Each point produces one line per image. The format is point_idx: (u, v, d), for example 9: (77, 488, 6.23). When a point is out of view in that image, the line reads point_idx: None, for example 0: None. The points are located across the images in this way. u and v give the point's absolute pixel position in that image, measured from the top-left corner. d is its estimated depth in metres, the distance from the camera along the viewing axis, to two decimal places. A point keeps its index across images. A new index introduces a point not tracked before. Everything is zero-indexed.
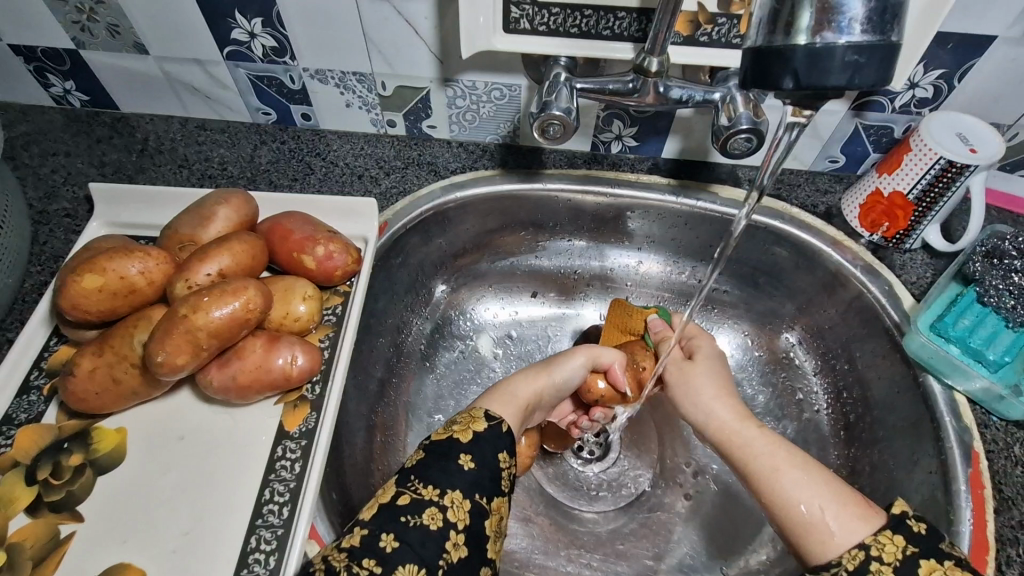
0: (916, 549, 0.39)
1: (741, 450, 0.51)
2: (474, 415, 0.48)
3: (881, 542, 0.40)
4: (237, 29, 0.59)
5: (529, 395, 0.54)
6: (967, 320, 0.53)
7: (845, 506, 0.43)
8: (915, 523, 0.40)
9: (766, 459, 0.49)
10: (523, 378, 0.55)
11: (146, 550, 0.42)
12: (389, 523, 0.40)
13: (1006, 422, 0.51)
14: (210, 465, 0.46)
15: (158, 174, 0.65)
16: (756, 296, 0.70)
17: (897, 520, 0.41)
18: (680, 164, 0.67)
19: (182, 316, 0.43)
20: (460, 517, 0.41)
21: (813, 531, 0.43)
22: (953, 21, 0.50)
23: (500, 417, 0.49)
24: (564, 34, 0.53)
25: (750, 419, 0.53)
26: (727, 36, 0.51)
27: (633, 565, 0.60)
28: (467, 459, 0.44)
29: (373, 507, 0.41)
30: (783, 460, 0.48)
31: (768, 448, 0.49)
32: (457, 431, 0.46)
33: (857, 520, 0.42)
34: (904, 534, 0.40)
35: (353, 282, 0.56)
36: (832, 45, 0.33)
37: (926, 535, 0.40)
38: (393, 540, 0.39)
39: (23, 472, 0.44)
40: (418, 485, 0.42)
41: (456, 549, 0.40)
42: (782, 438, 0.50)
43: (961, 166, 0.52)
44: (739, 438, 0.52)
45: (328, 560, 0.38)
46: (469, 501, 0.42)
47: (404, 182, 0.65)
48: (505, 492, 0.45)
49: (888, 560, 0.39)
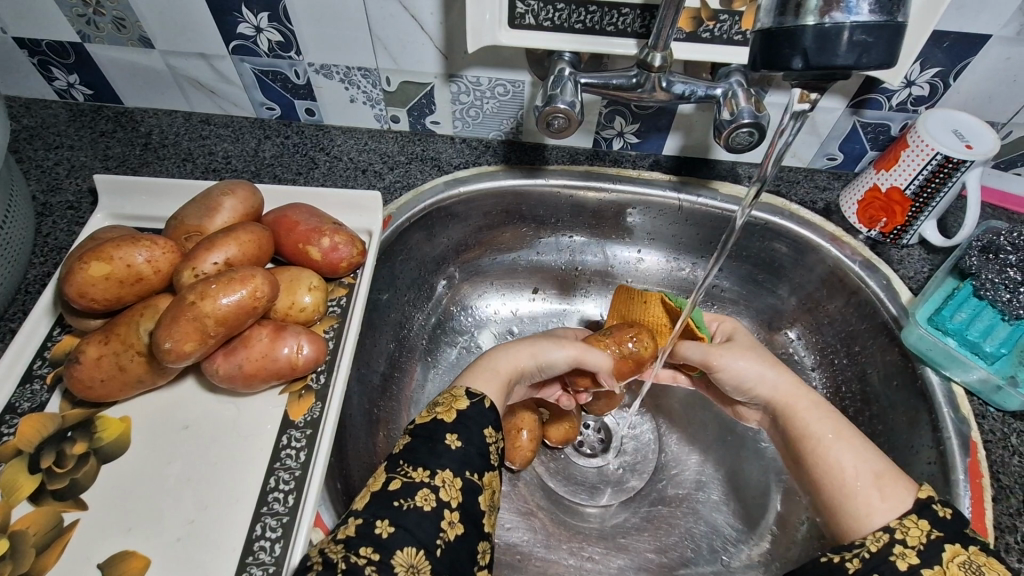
0: (941, 533, 0.39)
1: (801, 414, 0.51)
2: (456, 393, 0.48)
3: (906, 525, 0.40)
4: (243, 24, 0.59)
5: (512, 370, 0.53)
6: (964, 313, 0.54)
7: (893, 479, 0.44)
8: (942, 508, 0.41)
9: (826, 425, 0.49)
10: (507, 353, 0.54)
11: (150, 539, 0.42)
12: (383, 510, 0.40)
13: (1003, 413, 0.52)
14: (215, 454, 0.46)
15: (162, 167, 0.65)
16: (756, 293, 0.71)
17: (923, 505, 0.41)
18: (681, 161, 0.68)
19: (190, 303, 0.44)
20: (453, 496, 0.41)
21: (862, 497, 0.44)
22: (948, 19, 0.52)
23: (482, 393, 0.48)
24: (568, 29, 0.54)
25: (806, 386, 0.54)
26: (729, 32, 0.52)
27: (634, 558, 0.60)
28: (453, 438, 0.44)
29: (365, 497, 0.41)
30: (840, 430, 0.49)
31: (825, 418, 0.50)
32: (441, 413, 0.46)
33: (906, 493, 0.43)
34: (930, 519, 0.40)
35: (358, 273, 0.56)
36: (840, 25, 0.34)
37: (951, 520, 0.40)
38: (389, 526, 0.39)
39: (25, 460, 0.44)
40: (407, 470, 0.42)
41: (451, 527, 0.40)
42: (837, 411, 0.51)
43: (958, 162, 0.53)
44: (801, 402, 0.52)
45: (326, 553, 0.38)
46: (460, 479, 0.42)
47: (408, 177, 0.66)
48: (494, 467, 0.45)
49: (913, 543, 0.39)
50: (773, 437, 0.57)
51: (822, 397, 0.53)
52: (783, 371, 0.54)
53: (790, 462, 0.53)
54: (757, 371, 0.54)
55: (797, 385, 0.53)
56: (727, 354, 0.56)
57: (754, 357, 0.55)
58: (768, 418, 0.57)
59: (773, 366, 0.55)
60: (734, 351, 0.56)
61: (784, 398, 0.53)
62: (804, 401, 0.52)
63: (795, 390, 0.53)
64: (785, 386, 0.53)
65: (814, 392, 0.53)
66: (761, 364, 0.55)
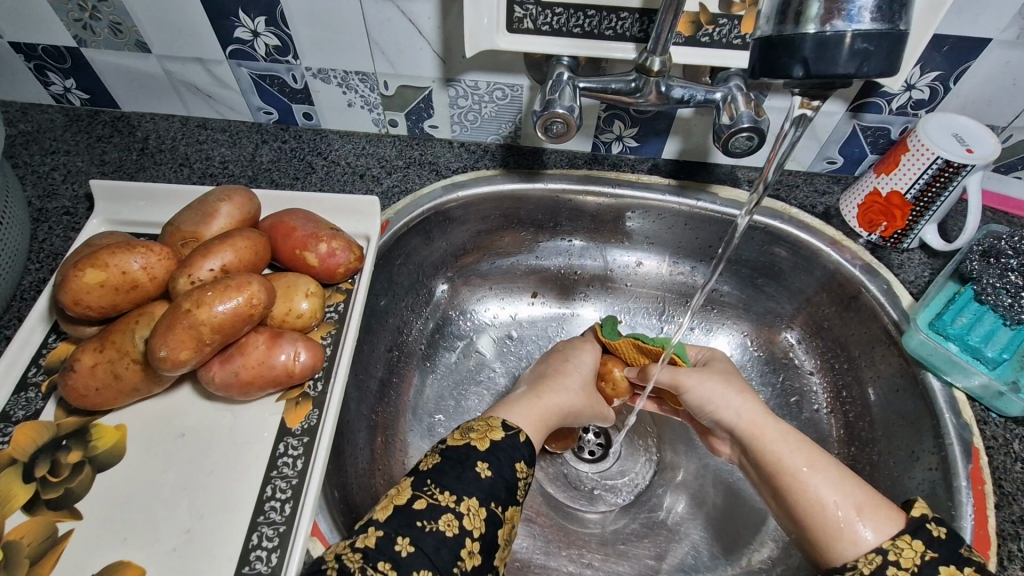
0: (935, 554, 0.39)
1: (770, 444, 0.51)
2: (491, 423, 0.48)
3: (899, 546, 0.40)
4: (240, 28, 0.59)
5: (558, 414, 0.54)
6: (965, 318, 0.54)
7: (877, 509, 0.44)
8: (935, 527, 0.41)
9: (800, 457, 0.49)
10: (559, 394, 0.55)
11: (146, 549, 0.42)
12: (404, 528, 0.39)
13: (1005, 419, 0.52)
14: (211, 463, 0.46)
15: (159, 172, 0.64)
16: (755, 297, 0.71)
17: (917, 524, 0.41)
18: (680, 165, 0.68)
19: (185, 311, 0.43)
20: (476, 525, 0.41)
21: (847, 534, 0.43)
22: (948, 23, 0.51)
23: (517, 427, 0.48)
24: (567, 34, 0.54)
25: (771, 414, 0.53)
26: (728, 36, 0.52)
27: (634, 565, 0.59)
28: (484, 466, 0.44)
29: (387, 508, 0.41)
30: (815, 462, 0.48)
31: (797, 449, 0.49)
32: (474, 439, 0.46)
33: (891, 527, 0.42)
34: (924, 540, 0.40)
35: (355, 279, 0.56)
36: (841, 33, 0.34)
37: (946, 540, 0.40)
38: (409, 544, 0.39)
39: (20, 469, 0.43)
40: (434, 490, 0.42)
41: (470, 557, 0.40)
42: (808, 439, 0.50)
43: (958, 166, 0.53)
44: (769, 432, 0.51)
45: (342, 559, 0.38)
46: (485, 509, 0.42)
47: (406, 181, 0.65)
48: (517, 501, 0.45)
49: (906, 565, 0.39)
50: (743, 467, 0.57)
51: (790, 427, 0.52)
52: (749, 399, 0.55)
53: (764, 495, 0.52)
54: (721, 394, 0.55)
55: (766, 415, 0.53)
56: (696, 374, 0.57)
57: (721, 381, 0.56)
58: (737, 448, 0.56)
59: (740, 392, 0.55)
60: (705, 373, 0.57)
61: (750, 427, 0.53)
62: (773, 431, 0.51)
63: (762, 419, 0.53)
64: (752, 415, 0.53)
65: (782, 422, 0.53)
66: (727, 388, 0.55)
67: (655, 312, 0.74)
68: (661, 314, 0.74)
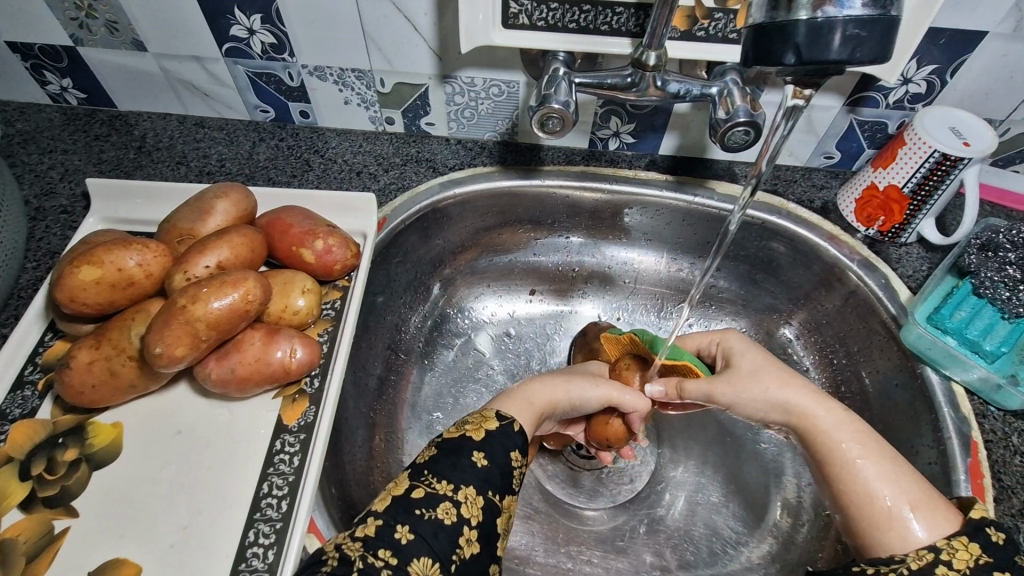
0: (990, 559, 0.37)
1: (824, 436, 0.47)
2: (485, 414, 0.47)
3: (954, 546, 0.38)
4: (236, 26, 0.59)
5: (547, 403, 0.52)
6: (964, 311, 0.53)
7: (933, 506, 0.42)
8: (995, 532, 0.39)
9: (855, 447, 0.46)
10: (543, 384, 0.53)
11: (143, 546, 0.42)
12: (403, 516, 0.39)
13: (1004, 412, 0.51)
14: (208, 460, 0.46)
15: (156, 171, 0.64)
16: (754, 293, 0.71)
17: (975, 527, 0.39)
18: (678, 161, 0.67)
19: (181, 307, 0.43)
20: (473, 513, 0.41)
21: (897, 527, 0.41)
22: (944, 16, 0.51)
23: (512, 416, 0.48)
24: (562, 29, 0.54)
25: (830, 400, 0.49)
26: (724, 30, 0.52)
27: (634, 562, 0.59)
28: (480, 456, 0.43)
29: (386, 499, 0.41)
30: (873, 452, 0.45)
31: (856, 439, 0.46)
32: (469, 430, 0.45)
33: (946, 526, 0.40)
34: (981, 543, 0.38)
35: (352, 276, 0.56)
36: (832, 19, 0.33)
37: (1004, 546, 0.38)
38: (409, 532, 0.38)
39: (17, 467, 0.43)
40: (431, 480, 0.41)
41: (468, 545, 0.40)
42: (870, 427, 0.47)
43: (956, 159, 0.53)
44: (822, 423, 0.48)
45: (343, 548, 0.38)
46: (483, 497, 0.41)
47: (403, 178, 0.65)
48: (515, 491, 0.44)
49: (958, 565, 0.37)
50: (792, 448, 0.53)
51: (849, 411, 0.48)
52: (793, 389, 0.49)
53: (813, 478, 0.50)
54: (766, 398, 0.50)
55: (819, 403, 0.49)
56: (728, 388, 0.51)
57: (758, 383, 0.50)
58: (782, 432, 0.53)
59: (783, 385, 0.50)
60: (736, 382, 0.51)
61: (800, 421, 0.49)
62: (826, 421, 0.48)
63: (815, 407, 0.48)
64: (802, 406, 0.49)
65: (840, 406, 0.49)
66: (771, 389, 0.50)
67: (654, 309, 0.74)
68: (659, 310, 0.74)
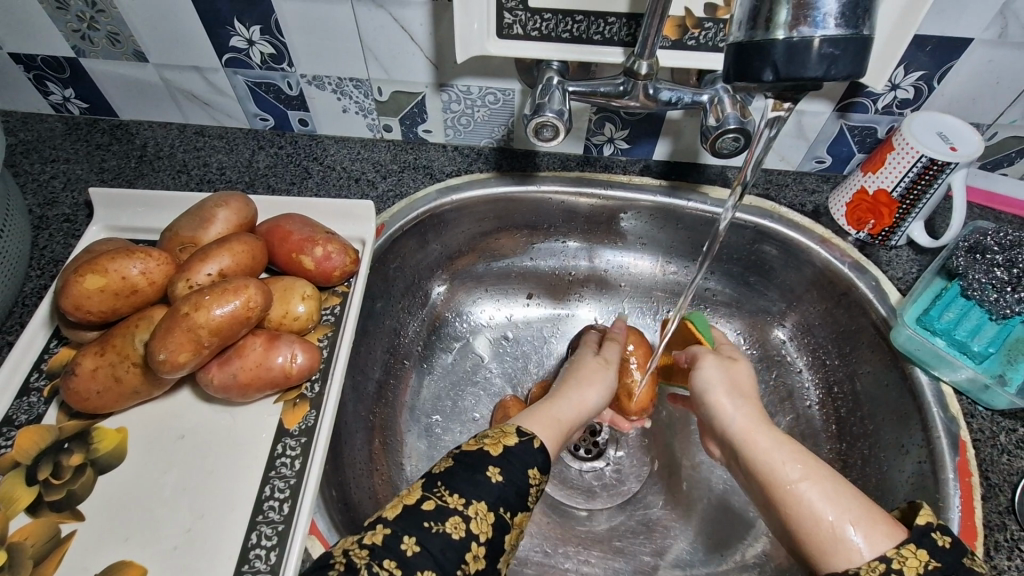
0: (939, 563, 0.37)
1: (763, 456, 0.49)
2: (506, 429, 0.48)
3: (904, 555, 0.38)
4: (236, 37, 0.60)
5: (573, 418, 0.54)
6: (953, 312, 0.55)
7: (874, 521, 0.41)
8: (940, 537, 0.39)
9: (793, 468, 0.47)
10: (568, 402, 0.54)
11: (146, 549, 0.42)
12: (412, 528, 0.40)
13: (992, 412, 0.52)
14: (210, 465, 0.47)
15: (157, 179, 0.65)
16: (747, 295, 0.72)
17: (921, 533, 0.39)
18: (671, 166, 0.69)
19: (184, 314, 0.44)
20: (483, 530, 0.41)
21: (841, 544, 0.41)
22: (929, 24, 0.52)
23: (532, 432, 0.48)
24: (555, 39, 0.55)
25: (767, 425, 0.52)
26: (714, 39, 0.53)
27: (630, 561, 0.60)
28: (496, 472, 0.44)
29: (397, 507, 0.42)
30: (810, 471, 0.46)
31: (793, 459, 0.47)
32: (488, 444, 0.46)
33: (886, 541, 0.40)
34: (928, 548, 0.38)
35: (351, 282, 0.57)
36: (808, 39, 0.34)
37: (950, 549, 0.38)
38: (415, 545, 0.39)
39: (23, 472, 0.44)
40: (444, 493, 0.42)
41: (474, 560, 0.40)
42: (805, 449, 0.48)
43: (942, 164, 0.54)
44: (761, 444, 0.50)
45: (349, 554, 0.38)
46: (494, 513, 0.42)
47: (401, 185, 0.66)
48: (528, 508, 0.45)
49: (910, 573, 0.37)
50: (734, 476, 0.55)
51: (785, 435, 0.50)
52: (745, 410, 0.54)
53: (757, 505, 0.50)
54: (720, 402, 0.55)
55: (763, 427, 0.52)
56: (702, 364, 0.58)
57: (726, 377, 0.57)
58: (727, 456, 0.55)
59: (737, 401, 0.54)
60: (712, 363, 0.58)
61: (743, 436, 0.52)
62: (765, 441, 0.50)
63: (756, 429, 0.51)
64: (746, 425, 0.52)
65: (780, 432, 0.51)
66: (724, 400, 0.55)
67: (650, 311, 0.75)
68: (655, 313, 0.75)
